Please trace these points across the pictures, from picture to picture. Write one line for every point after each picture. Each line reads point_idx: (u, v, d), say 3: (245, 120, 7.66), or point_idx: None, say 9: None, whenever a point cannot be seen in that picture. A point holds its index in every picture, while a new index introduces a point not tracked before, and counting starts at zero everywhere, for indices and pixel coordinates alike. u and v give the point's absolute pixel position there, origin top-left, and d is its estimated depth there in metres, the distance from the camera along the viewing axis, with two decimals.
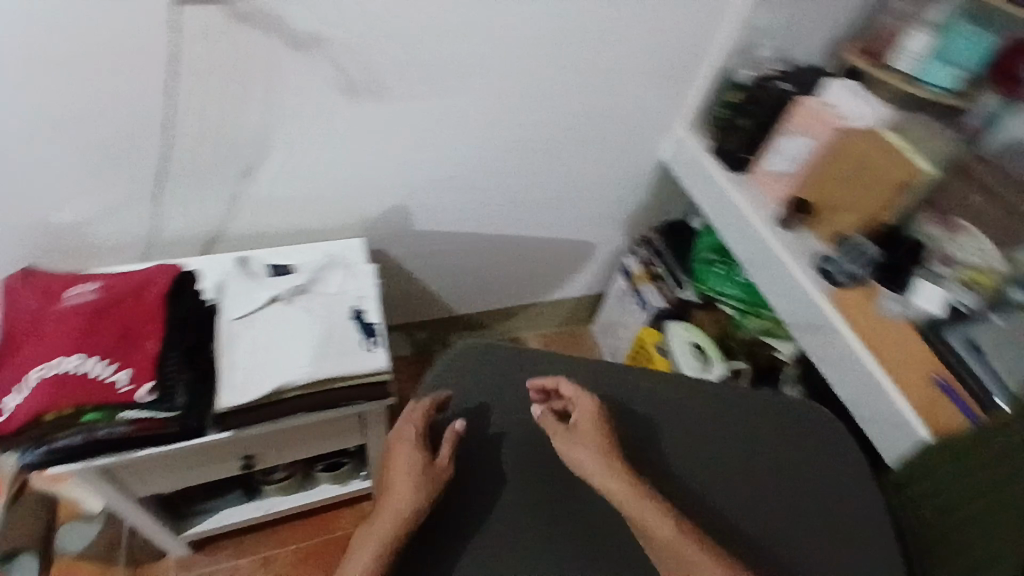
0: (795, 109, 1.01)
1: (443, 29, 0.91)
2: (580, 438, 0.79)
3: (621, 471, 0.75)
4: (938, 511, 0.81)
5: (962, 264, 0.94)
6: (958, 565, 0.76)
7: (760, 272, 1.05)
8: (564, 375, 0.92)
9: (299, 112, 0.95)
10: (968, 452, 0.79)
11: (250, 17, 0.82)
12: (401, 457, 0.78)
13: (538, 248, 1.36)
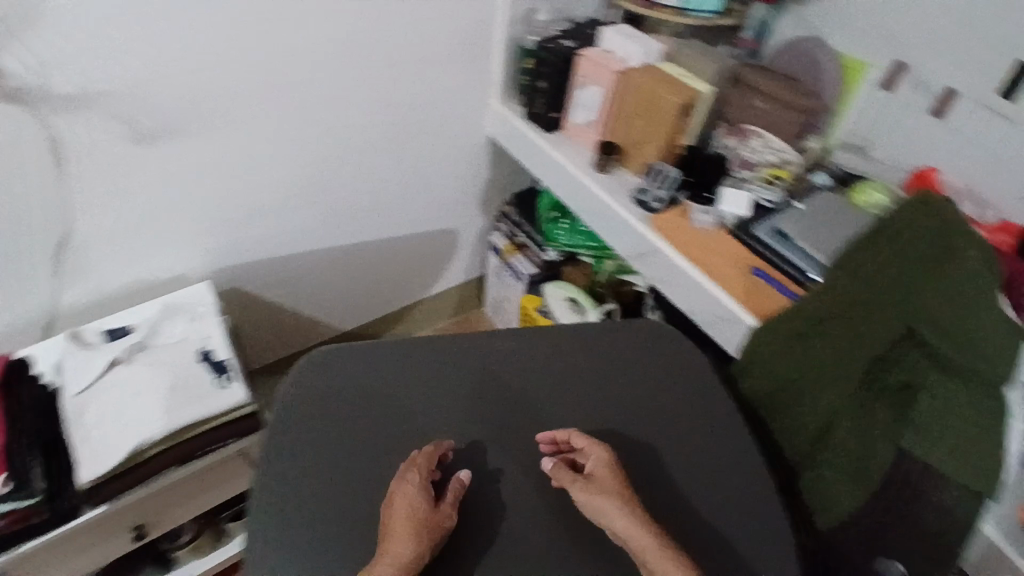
0: (579, 63, 1.07)
1: (219, 57, 0.93)
2: (593, 492, 0.73)
3: (630, 516, 0.70)
4: (773, 383, 0.89)
5: (763, 164, 1.05)
6: (799, 421, 0.86)
7: (594, 219, 1.10)
8: (422, 358, 0.89)
9: (100, 173, 0.93)
10: (797, 330, 0.86)
11: (16, 92, 0.82)
12: (401, 509, 0.71)
13: (399, 245, 1.37)
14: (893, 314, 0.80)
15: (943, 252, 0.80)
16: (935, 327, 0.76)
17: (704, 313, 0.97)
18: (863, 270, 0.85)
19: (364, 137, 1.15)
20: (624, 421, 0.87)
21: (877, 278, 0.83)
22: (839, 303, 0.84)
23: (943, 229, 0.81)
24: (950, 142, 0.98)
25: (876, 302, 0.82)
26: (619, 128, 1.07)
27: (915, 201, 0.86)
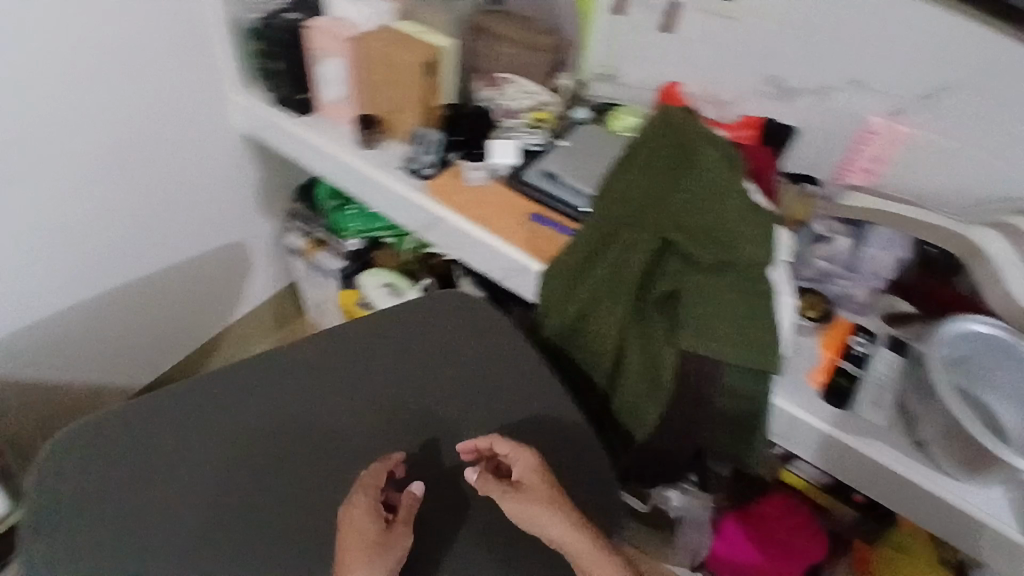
0: (309, 33, 0.98)
1: None
2: (527, 506, 0.72)
3: (564, 525, 0.71)
4: (570, 319, 0.90)
5: (523, 110, 1.04)
6: (600, 347, 0.88)
7: (368, 198, 1.03)
8: (209, 395, 0.85)
9: None
10: (582, 260, 0.87)
11: None
12: (357, 531, 0.71)
13: (184, 275, 1.28)
14: (656, 224, 0.84)
15: (689, 158, 0.84)
16: (692, 227, 0.82)
17: (494, 269, 0.97)
18: (626, 189, 0.87)
19: (101, 164, 1.05)
20: (432, 397, 0.86)
21: (640, 195, 0.86)
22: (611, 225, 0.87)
23: (687, 137, 0.85)
24: (681, 53, 1.01)
25: (642, 217, 0.86)
26: (370, 97, 0.99)
27: (660, 114, 0.88)
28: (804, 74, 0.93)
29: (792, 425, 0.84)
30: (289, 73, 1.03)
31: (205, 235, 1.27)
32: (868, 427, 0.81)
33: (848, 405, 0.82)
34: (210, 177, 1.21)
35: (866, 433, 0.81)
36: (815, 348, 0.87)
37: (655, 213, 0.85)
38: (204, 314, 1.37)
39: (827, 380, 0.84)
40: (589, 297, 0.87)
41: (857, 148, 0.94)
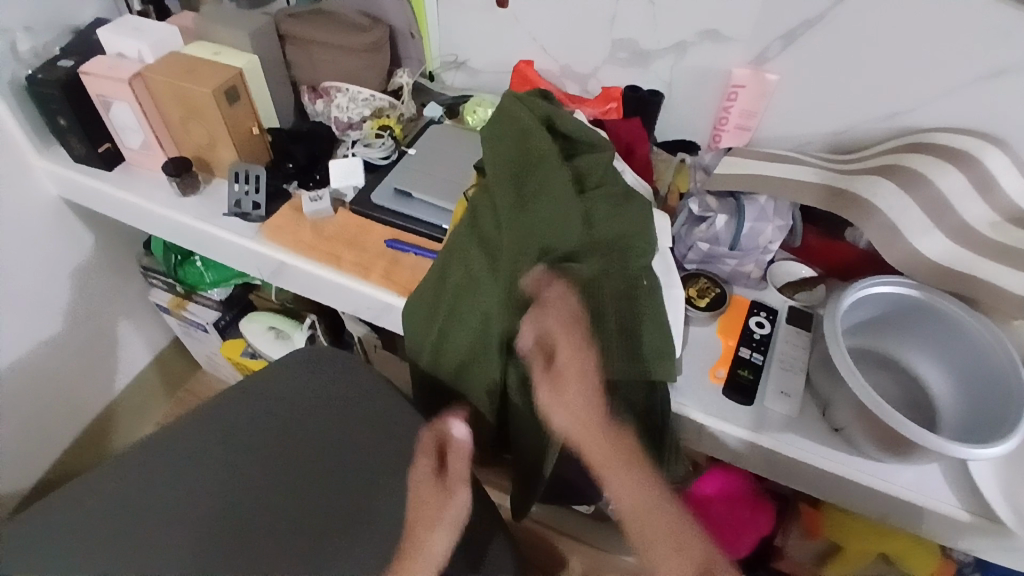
0: (85, 82, 0.84)
1: None
2: (568, 393, 0.66)
3: (588, 408, 0.67)
4: (453, 363, 0.75)
5: (364, 120, 0.92)
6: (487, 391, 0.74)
7: (206, 253, 0.90)
8: (61, 538, 0.72)
9: None
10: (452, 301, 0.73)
11: None
12: (421, 490, 0.76)
13: (38, 371, 1.10)
14: (522, 245, 0.67)
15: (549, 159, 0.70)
16: (561, 245, 0.68)
17: (360, 311, 0.85)
18: (489, 206, 0.73)
19: None
20: (318, 480, 0.77)
21: (500, 209, 0.70)
22: (476, 254, 0.71)
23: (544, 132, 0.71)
24: (524, 28, 0.91)
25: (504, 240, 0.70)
26: (183, 137, 0.88)
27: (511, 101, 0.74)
28: (653, 34, 0.84)
29: (703, 431, 0.76)
30: (78, 127, 0.88)
31: (53, 320, 1.09)
32: (778, 421, 0.74)
33: (754, 399, 0.75)
34: (32, 259, 1.02)
35: (785, 429, 0.73)
36: (713, 339, 0.80)
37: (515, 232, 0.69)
38: (82, 403, 1.20)
39: (728, 373, 0.77)
40: (467, 342, 0.72)
41: (726, 105, 0.86)
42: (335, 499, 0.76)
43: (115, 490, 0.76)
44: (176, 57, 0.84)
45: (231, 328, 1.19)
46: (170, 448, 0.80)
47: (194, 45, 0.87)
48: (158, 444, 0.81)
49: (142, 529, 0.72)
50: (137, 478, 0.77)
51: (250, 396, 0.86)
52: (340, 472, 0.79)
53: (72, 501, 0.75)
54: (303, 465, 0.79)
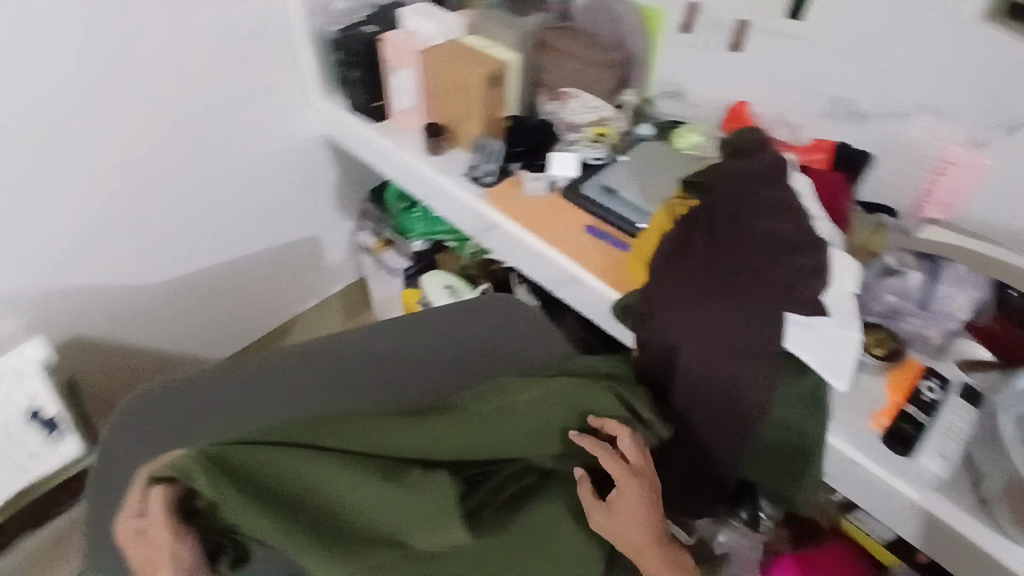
0: (384, 47, 1.06)
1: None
2: (626, 508, 0.66)
3: (640, 505, 0.66)
4: (264, 450, 0.58)
5: (585, 125, 1.04)
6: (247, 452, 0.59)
7: (432, 201, 1.09)
8: (304, 373, 0.94)
9: None
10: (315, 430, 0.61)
11: None
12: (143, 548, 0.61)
13: (261, 268, 1.34)
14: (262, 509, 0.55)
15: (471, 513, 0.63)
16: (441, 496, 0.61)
17: (545, 279, 0.99)
18: (386, 436, 0.61)
19: (179, 161, 1.11)
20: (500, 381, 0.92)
21: (348, 532, 0.56)
22: (296, 499, 0.56)
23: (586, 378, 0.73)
24: (750, 73, 1.01)
25: (382, 473, 0.57)
26: (439, 106, 1.07)
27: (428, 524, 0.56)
28: (876, 99, 0.91)
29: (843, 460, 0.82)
30: (365, 81, 1.11)
31: (284, 229, 1.33)
32: (921, 476, 0.77)
33: (911, 451, 0.79)
34: (287, 179, 1.27)
35: (933, 489, 0.77)
36: (879, 386, 0.86)
37: (403, 474, 0.58)
38: (281, 305, 1.43)
39: (890, 424, 0.81)
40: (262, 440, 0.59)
41: (934, 179, 0.91)
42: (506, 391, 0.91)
43: (346, 346, 0.97)
44: (458, 41, 1.03)
45: (417, 278, 1.38)
46: (386, 330, 0.99)
47: (471, 35, 1.06)
48: (384, 325, 1.00)
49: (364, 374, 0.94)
50: (364, 345, 0.97)
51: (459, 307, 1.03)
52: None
53: (298, 356, 0.96)
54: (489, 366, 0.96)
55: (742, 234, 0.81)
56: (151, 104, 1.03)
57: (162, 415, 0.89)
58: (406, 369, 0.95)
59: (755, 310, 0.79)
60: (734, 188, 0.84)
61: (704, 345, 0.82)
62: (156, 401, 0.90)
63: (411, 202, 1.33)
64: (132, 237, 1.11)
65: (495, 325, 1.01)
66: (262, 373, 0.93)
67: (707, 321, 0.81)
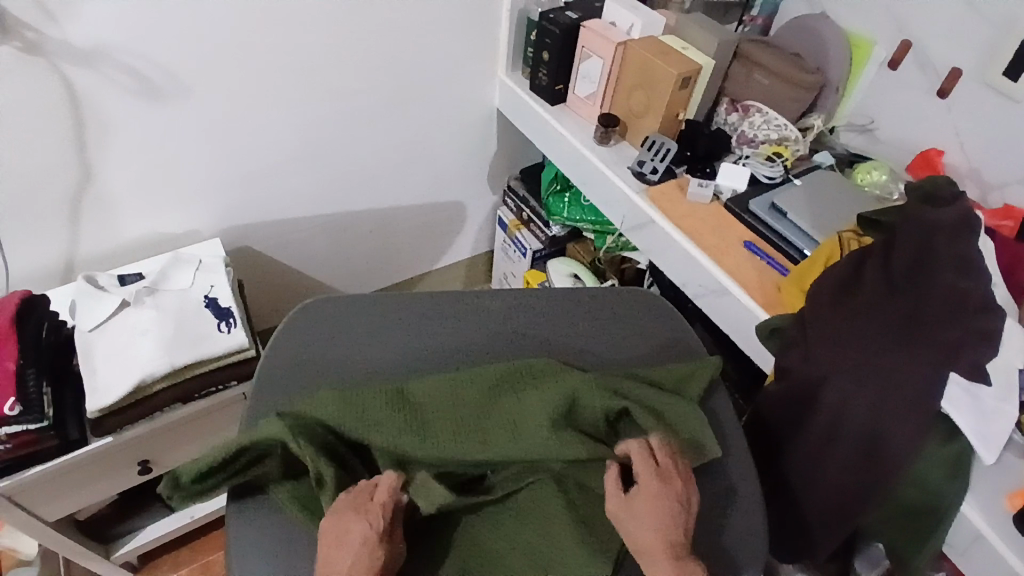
0: (583, 34, 1.10)
1: (248, 15, 0.98)
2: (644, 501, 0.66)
3: (656, 497, 0.66)
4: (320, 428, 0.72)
5: (764, 142, 1.06)
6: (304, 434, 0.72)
7: (590, 187, 1.12)
8: (453, 313, 0.91)
9: (133, 125, 1.00)
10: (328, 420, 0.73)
11: (69, 58, 0.89)
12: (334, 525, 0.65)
13: (407, 220, 1.41)
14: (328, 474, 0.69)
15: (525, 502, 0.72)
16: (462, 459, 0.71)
17: (688, 285, 1.00)
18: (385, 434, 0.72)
19: (366, 107, 1.19)
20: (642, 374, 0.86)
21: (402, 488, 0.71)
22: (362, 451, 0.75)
23: (644, 393, 0.76)
24: (950, 122, 0.98)
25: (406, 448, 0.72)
26: (622, 99, 1.10)
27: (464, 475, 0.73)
28: None
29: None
30: (554, 63, 1.14)
31: (437, 189, 1.40)
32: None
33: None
34: (454, 142, 1.34)
35: None
36: None
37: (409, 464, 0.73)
38: (413, 259, 1.51)
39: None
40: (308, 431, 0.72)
41: None
42: None
43: (497, 301, 0.93)
44: (656, 39, 1.06)
45: (545, 261, 1.42)
46: (538, 294, 0.95)
47: (669, 36, 1.09)
48: (535, 293, 0.95)
49: (510, 333, 0.90)
50: (514, 301, 0.93)
51: (612, 292, 0.97)
52: (611, 367, 0.87)
53: (452, 299, 0.92)
54: (638, 355, 0.89)
55: (924, 282, 0.77)
56: (361, 50, 1.11)
57: (320, 324, 0.88)
58: (563, 322, 0.92)
59: (921, 365, 0.75)
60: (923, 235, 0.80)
61: (857, 388, 0.79)
62: (275, 363, 0.84)
63: (565, 187, 1.36)
64: (315, 168, 1.21)
65: (647, 316, 0.94)
66: (414, 304, 0.91)
67: (868, 366, 0.78)
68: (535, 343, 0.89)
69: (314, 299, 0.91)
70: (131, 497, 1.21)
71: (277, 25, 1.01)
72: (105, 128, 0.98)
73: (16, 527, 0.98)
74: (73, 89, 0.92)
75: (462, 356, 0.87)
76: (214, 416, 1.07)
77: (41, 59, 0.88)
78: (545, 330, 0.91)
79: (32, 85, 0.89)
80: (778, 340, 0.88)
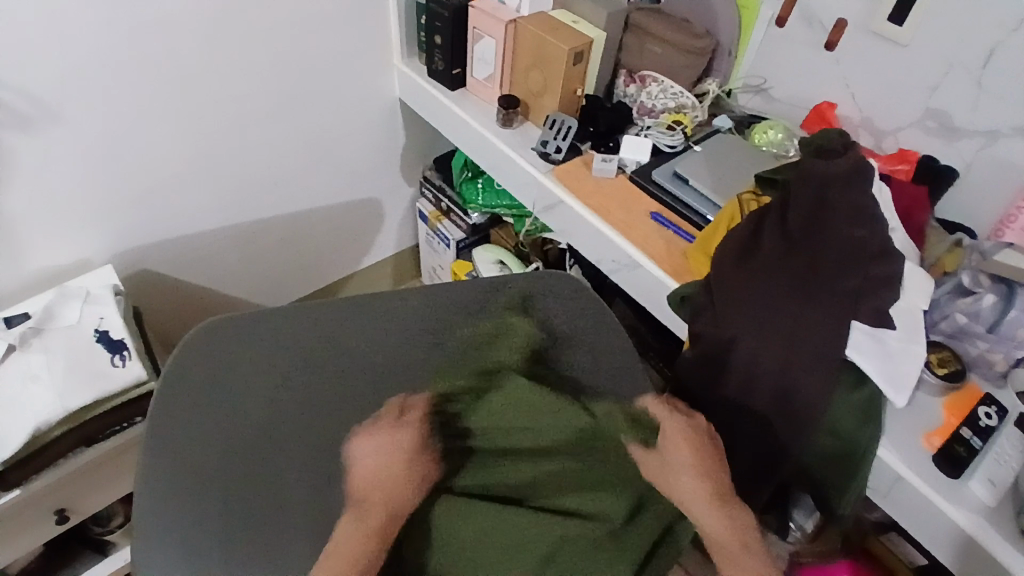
0: (473, 16, 1.07)
1: (112, 28, 0.91)
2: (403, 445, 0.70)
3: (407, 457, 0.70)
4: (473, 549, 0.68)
5: (663, 112, 1.06)
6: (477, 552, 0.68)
7: (499, 173, 1.10)
8: (362, 315, 0.88)
9: (1, 158, 0.92)
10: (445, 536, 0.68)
11: None
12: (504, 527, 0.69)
13: (323, 223, 1.37)
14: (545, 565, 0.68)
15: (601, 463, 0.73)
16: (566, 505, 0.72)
17: (603, 262, 0.99)
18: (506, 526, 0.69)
19: (260, 111, 1.13)
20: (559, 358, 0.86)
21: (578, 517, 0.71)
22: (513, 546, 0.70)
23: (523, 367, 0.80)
24: (840, 74, 1.00)
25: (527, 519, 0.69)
26: (521, 79, 1.08)
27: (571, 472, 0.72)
28: (970, 114, 0.88)
29: (887, 478, 0.82)
30: (448, 47, 1.11)
31: (350, 188, 1.35)
32: (966, 497, 0.78)
33: (960, 474, 0.79)
34: (361, 137, 1.29)
35: (978, 512, 0.77)
36: (930, 404, 0.85)
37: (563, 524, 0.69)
38: (335, 262, 1.46)
39: (943, 444, 0.81)
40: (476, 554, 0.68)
41: (1005, 214, 0.89)
42: (576, 363, 0.86)
43: (407, 298, 0.90)
44: (545, 15, 1.04)
45: (469, 250, 1.40)
46: (450, 287, 0.92)
47: (559, 10, 1.06)
48: (448, 286, 0.92)
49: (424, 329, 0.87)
50: (427, 296, 0.90)
51: (526, 276, 0.95)
52: None
53: (363, 301, 0.89)
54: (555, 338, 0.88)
55: None
56: (246, 53, 1.05)
57: (220, 345, 0.83)
58: (476, 311, 0.90)
59: (822, 318, 0.77)
60: (818, 198, 0.81)
61: (764, 345, 0.80)
62: (149, 458, 0.74)
63: (477, 173, 1.33)
64: (214, 180, 1.15)
65: (565, 296, 0.93)
66: (322, 310, 0.88)
67: (773, 325, 0.79)
68: (444, 345, 0.86)
69: (193, 332, 0.84)
70: (57, 546, 1.14)
71: (148, 33, 0.94)
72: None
73: None
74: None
75: (363, 368, 0.83)
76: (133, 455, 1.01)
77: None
78: (459, 321, 0.89)
79: None
80: (689, 309, 0.88)
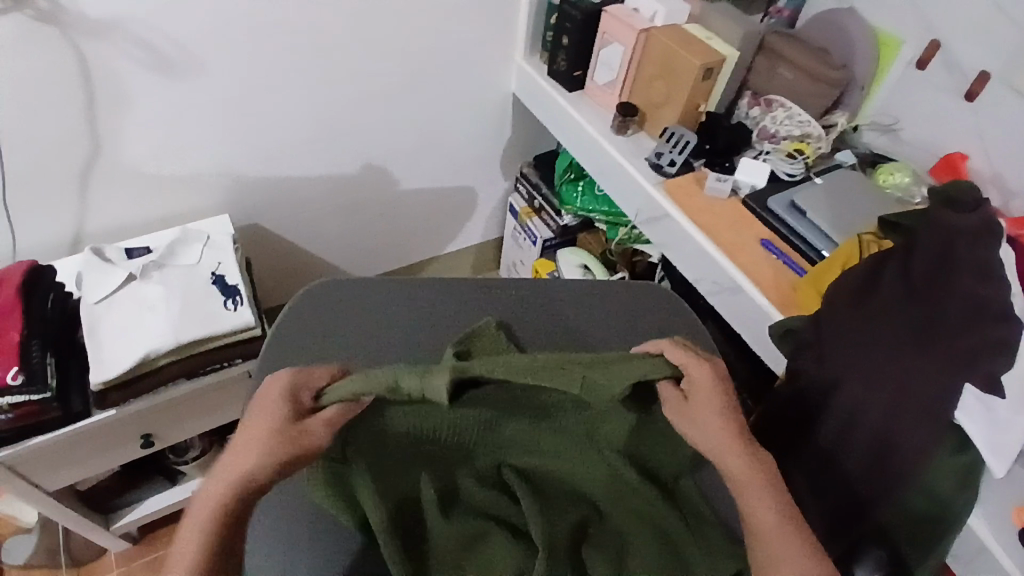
0: (604, 20, 1.08)
1: None
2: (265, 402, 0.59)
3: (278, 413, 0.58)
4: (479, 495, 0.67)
5: (787, 138, 1.04)
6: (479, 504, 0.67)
7: (606, 177, 1.10)
8: (464, 294, 0.90)
9: (145, 97, 0.98)
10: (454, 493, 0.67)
11: (87, 29, 0.88)
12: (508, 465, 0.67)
13: (419, 204, 1.40)
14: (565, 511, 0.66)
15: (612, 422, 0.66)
16: (604, 499, 0.68)
17: (703, 281, 0.98)
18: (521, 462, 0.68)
19: (383, 88, 1.17)
20: None
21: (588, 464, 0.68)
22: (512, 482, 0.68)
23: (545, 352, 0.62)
24: (975, 126, 0.96)
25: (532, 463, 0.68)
26: (643, 87, 1.08)
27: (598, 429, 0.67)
28: None
29: (971, 546, 0.81)
30: (573, 48, 1.12)
31: (450, 173, 1.38)
32: None
33: None
34: (470, 126, 1.32)
35: None
36: None
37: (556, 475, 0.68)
38: (422, 242, 1.49)
39: None
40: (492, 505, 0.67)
41: None
42: None
43: (510, 287, 0.91)
44: (679, 29, 1.03)
45: (555, 250, 1.40)
46: (548, 283, 0.93)
47: (693, 24, 1.06)
48: (547, 281, 0.94)
49: (525, 320, 0.88)
50: (529, 288, 0.91)
51: (625, 285, 0.94)
52: None
53: (467, 284, 0.91)
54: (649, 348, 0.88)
55: (944, 289, 0.72)
56: (381, 29, 1.08)
57: (330, 310, 0.86)
58: (579, 306, 0.91)
59: (935, 373, 0.72)
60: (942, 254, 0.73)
61: (868, 392, 0.77)
62: None
63: (579, 176, 1.34)
64: (328, 147, 1.20)
65: (663, 311, 0.92)
66: (428, 285, 0.90)
67: (880, 372, 0.76)
68: (540, 337, 0.87)
69: (306, 292, 0.87)
70: (135, 467, 1.21)
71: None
72: (119, 99, 0.96)
73: (19, 497, 0.98)
74: (88, 62, 0.91)
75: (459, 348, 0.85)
76: (221, 394, 1.07)
77: (56, 29, 0.86)
78: (558, 317, 0.89)
79: (46, 54, 0.87)
80: (792, 342, 0.86)
